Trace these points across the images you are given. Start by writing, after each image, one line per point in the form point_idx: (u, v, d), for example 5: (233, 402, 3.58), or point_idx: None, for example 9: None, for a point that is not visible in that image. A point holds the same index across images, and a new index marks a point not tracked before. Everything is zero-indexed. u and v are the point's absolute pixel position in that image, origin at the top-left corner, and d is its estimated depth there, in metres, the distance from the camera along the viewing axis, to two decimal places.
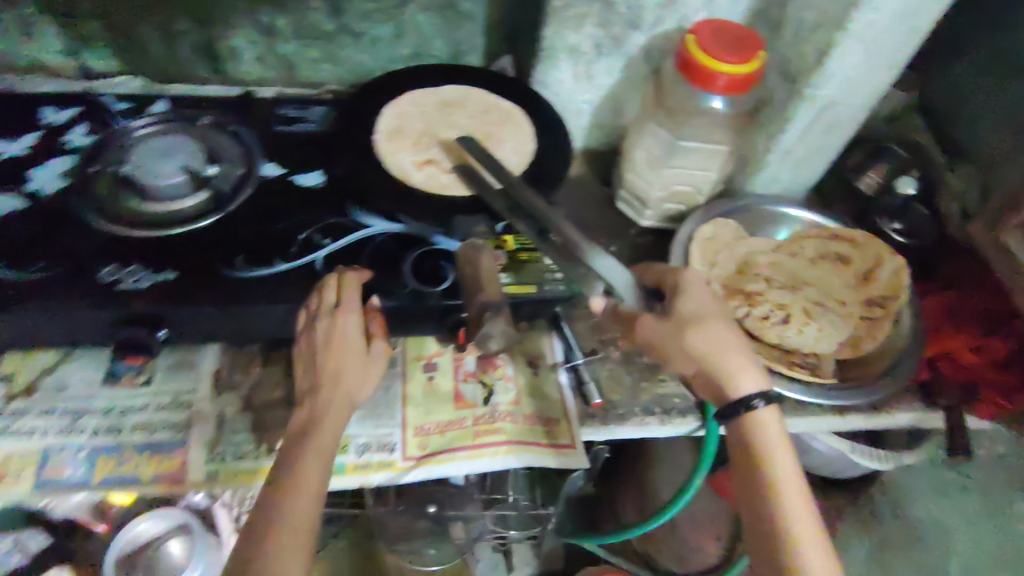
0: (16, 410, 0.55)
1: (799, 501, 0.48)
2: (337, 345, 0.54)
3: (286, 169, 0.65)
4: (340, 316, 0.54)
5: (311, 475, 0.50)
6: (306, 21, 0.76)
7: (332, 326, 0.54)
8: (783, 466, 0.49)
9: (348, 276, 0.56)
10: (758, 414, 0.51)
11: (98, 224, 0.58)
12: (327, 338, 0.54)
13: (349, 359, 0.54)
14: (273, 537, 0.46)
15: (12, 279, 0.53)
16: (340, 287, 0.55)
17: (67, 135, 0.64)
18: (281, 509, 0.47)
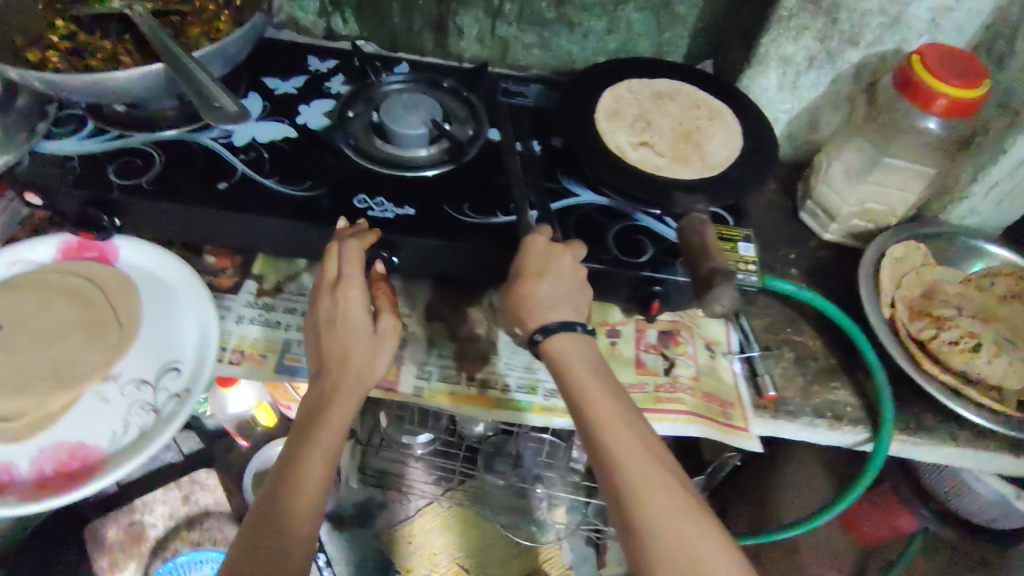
0: (266, 304, 0.65)
1: (600, 394, 0.51)
2: (341, 322, 0.57)
3: (507, 135, 0.71)
4: (343, 294, 0.58)
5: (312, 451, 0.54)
6: (531, 8, 0.83)
7: (342, 306, 0.58)
8: (585, 369, 0.52)
9: (347, 248, 0.58)
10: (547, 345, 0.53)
11: (352, 158, 0.66)
12: (331, 319, 0.57)
13: (351, 337, 0.57)
14: (284, 505, 0.51)
15: (286, 194, 0.63)
16: (342, 258, 0.58)
17: (328, 83, 0.74)
18: (293, 485, 0.52)
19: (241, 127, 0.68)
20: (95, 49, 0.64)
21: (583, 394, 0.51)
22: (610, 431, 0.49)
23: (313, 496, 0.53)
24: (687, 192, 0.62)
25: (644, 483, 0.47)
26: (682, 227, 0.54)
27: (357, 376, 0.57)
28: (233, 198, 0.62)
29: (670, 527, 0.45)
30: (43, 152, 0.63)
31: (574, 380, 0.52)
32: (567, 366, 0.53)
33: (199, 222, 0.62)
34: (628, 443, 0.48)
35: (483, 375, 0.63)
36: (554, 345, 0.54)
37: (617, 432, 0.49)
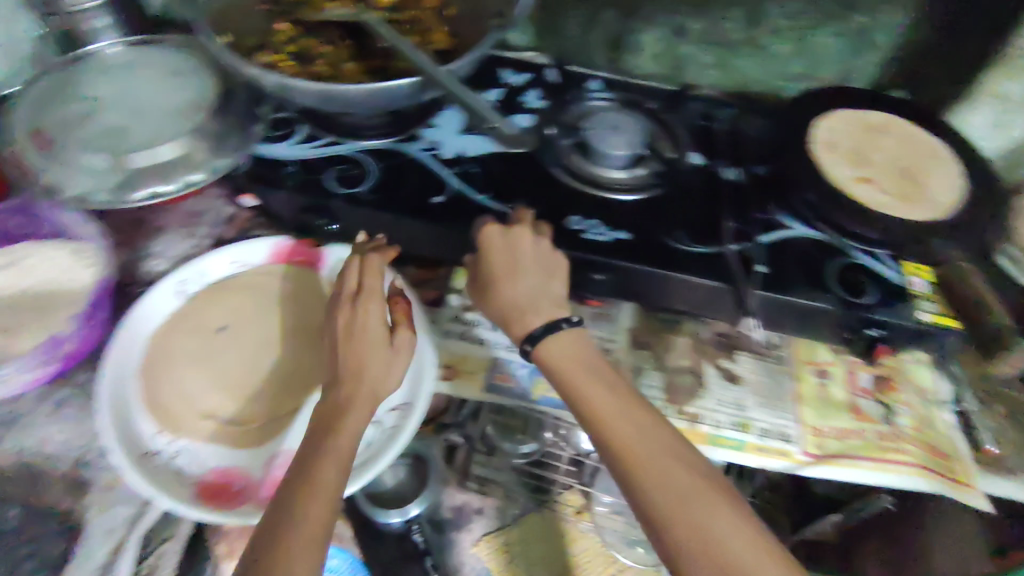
0: (471, 320, 0.64)
1: (588, 389, 0.51)
2: (358, 333, 0.53)
3: (709, 161, 0.68)
4: (362, 306, 0.54)
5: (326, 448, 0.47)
6: (718, 29, 0.81)
7: (361, 322, 0.53)
8: (576, 368, 0.53)
9: (369, 261, 0.57)
10: (540, 352, 0.54)
11: (562, 177, 0.65)
12: (347, 329, 0.53)
13: (367, 343, 0.52)
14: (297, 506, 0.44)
15: (501, 211, 0.62)
16: (363, 273, 0.56)
17: (523, 97, 0.72)
18: (311, 479, 0.45)
19: (448, 140, 0.67)
20: (318, 53, 0.63)
21: (584, 399, 0.51)
22: (614, 428, 0.48)
23: (330, 492, 0.45)
24: (940, 234, 0.60)
25: (654, 475, 0.45)
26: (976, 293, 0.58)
27: (371, 387, 0.51)
28: (451, 212, 0.61)
29: (699, 520, 0.42)
30: (265, 156, 0.63)
31: (572, 384, 0.52)
32: (556, 370, 0.53)
33: (416, 234, 0.62)
34: (631, 436, 0.47)
35: (694, 410, 0.60)
36: (549, 350, 0.54)
37: (619, 426, 0.48)
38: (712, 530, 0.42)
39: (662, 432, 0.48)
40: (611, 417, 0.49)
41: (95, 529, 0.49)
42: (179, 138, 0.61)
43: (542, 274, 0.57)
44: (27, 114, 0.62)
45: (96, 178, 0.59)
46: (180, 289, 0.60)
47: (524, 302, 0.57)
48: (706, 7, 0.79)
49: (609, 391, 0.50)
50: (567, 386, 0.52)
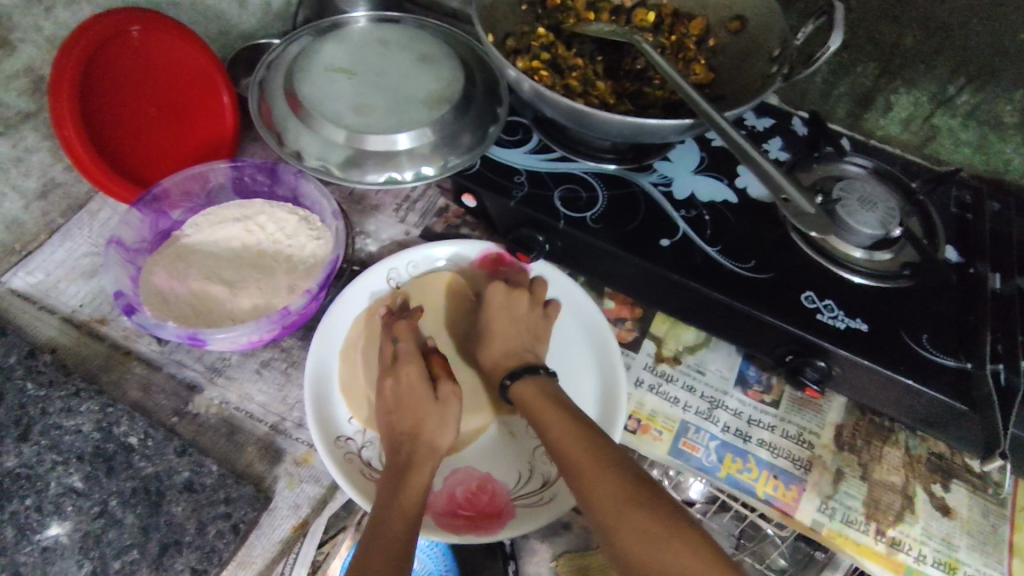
0: (664, 373, 0.60)
1: (556, 420, 0.49)
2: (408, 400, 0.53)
3: (962, 260, 0.62)
4: (401, 369, 0.54)
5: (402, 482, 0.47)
6: (991, 109, 0.72)
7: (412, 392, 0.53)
8: (538, 408, 0.51)
9: (396, 323, 0.57)
10: (517, 392, 0.53)
11: (797, 243, 0.60)
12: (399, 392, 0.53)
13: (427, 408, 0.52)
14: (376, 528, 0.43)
15: (729, 269, 0.58)
16: (397, 335, 0.56)
17: (766, 145, 0.68)
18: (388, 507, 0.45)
19: (681, 178, 0.63)
20: (572, 65, 0.62)
21: (548, 429, 0.49)
22: (571, 453, 0.46)
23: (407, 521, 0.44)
24: None
25: (602, 490, 0.43)
26: None
27: (429, 446, 0.50)
28: (678, 260, 0.57)
29: (648, 547, 0.39)
30: (496, 159, 0.62)
31: (544, 419, 0.50)
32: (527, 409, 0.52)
33: (633, 272, 0.59)
34: (584, 459, 0.45)
35: (895, 533, 0.54)
36: (526, 386, 0.53)
37: (575, 454, 0.46)
38: (659, 545, 0.38)
39: (613, 452, 0.45)
40: (569, 446, 0.46)
41: (283, 502, 0.50)
42: (419, 128, 0.61)
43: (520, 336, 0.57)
44: (285, 74, 0.64)
45: (336, 150, 0.60)
46: (391, 276, 0.60)
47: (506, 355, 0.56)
48: (986, 84, 0.70)
49: (569, 421, 0.48)
50: (536, 425, 0.50)
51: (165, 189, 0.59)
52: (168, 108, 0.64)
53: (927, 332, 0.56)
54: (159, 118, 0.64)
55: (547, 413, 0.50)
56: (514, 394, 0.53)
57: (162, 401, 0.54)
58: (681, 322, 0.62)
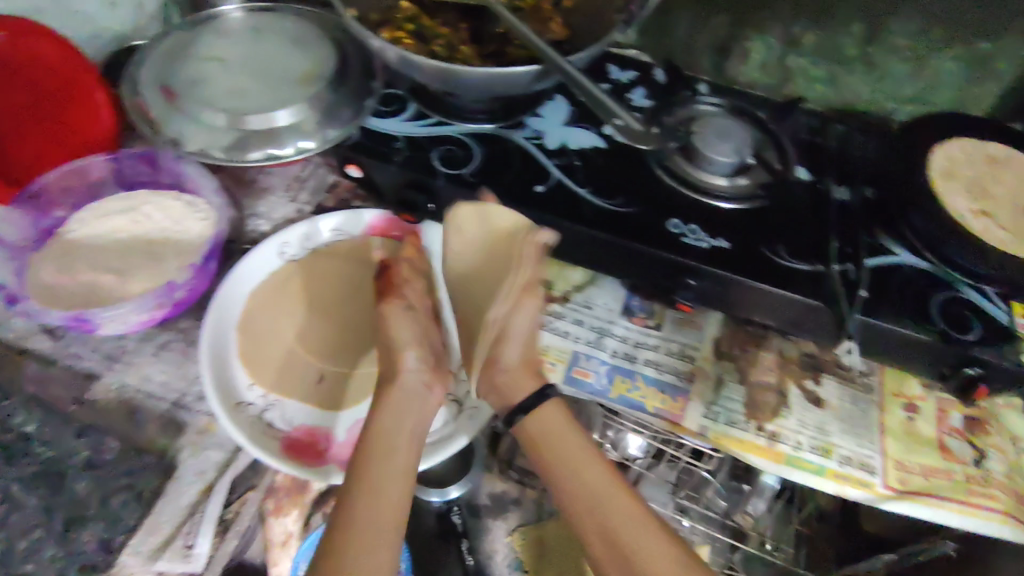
0: (555, 311, 0.64)
1: (589, 459, 0.53)
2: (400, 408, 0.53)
3: (815, 177, 0.67)
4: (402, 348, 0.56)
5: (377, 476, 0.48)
6: (831, 43, 0.79)
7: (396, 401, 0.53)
8: (566, 443, 0.54)
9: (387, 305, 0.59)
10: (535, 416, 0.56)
11: (663, 178, 0.65)
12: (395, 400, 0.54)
13: (409, 408, 0.53)
14: (380, 484, 0.48)
15: (600, 207, 0.62)
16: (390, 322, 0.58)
17: (631, 95, 0.72)
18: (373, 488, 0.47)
19: (552, 130, 0.68)
20: (436, 33, 0.65)
21: (578, 469, 0.52)
22: (594, 487, 0.51)
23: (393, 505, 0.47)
24: None
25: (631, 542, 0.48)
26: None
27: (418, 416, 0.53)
28: (552, 202, 0.61)
29: None
30: (373, 129, 0.65)
31: (574, 453, 0.53)
32: (547, 438, 0.54)
33: None
34: (620, 515, 0.49)
35: (773, 428, 0.60)
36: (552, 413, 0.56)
37: (612, 504, 0.50)
38: None
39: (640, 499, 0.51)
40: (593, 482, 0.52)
41: (188, 469, 0.51)
42: (296, 106, 0.64)
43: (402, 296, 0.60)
44: (159, 70, 0.65)
45: (214, 134, 0.62)
46: (283, 250, 0.62)
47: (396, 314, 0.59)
48: (826, 19, 0.78)
49: (603, 467, 0.52)
50: (558, 459, 0.53)
51: (43, 187, 0.60)
52: (49, 119, 0.66)
53: (781, 245, 0.61)
54: (39, 126, 0.65)
55: (577, 448, 0.54)
56: (538, 425, 0.55)
57: (59, 391, 0.54)
58: (565, 264, 0.65)
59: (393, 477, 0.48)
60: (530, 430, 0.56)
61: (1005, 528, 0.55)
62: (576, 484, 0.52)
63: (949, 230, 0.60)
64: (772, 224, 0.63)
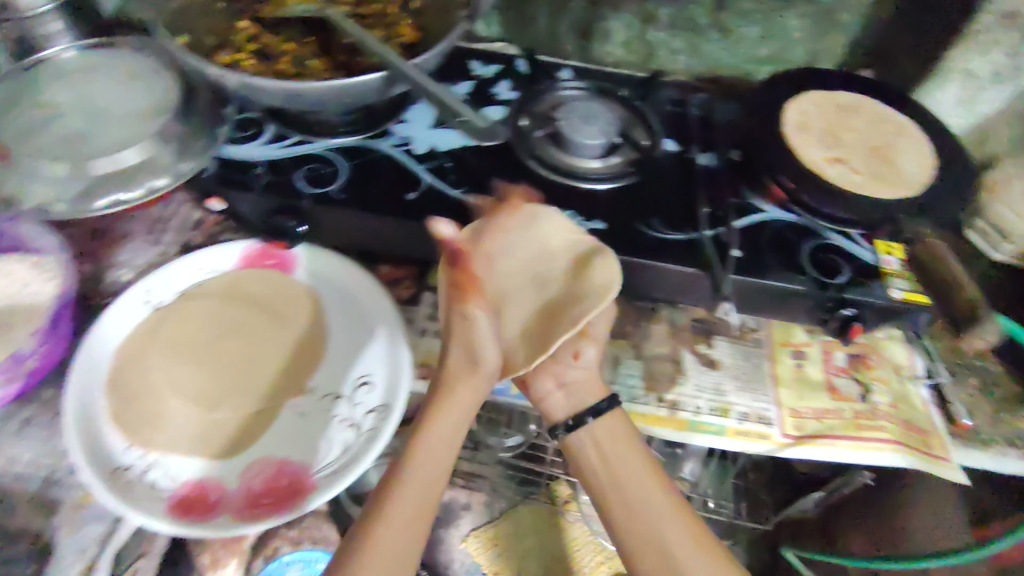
0: None
1: (646, 471, 0.51)
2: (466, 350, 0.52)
3: (683, 147, 0.69)
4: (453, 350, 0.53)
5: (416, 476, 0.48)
6: (686, 14, 0.81)
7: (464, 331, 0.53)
8: (624, 453, 0.52)
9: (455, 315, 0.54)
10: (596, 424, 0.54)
11: (534, 167, 0.65)
12: (452, 335, 0.53)
13: (459, 402, 0.52)
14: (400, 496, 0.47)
15: (473, 206, 0.61)
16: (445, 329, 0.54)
17: (496, 88, 0.72)
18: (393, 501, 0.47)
19: (418, 134, 0.66)
20: (281, 50, 0.62)
21: (632, 481, 0.50)
22: (648, 499, 0.49)
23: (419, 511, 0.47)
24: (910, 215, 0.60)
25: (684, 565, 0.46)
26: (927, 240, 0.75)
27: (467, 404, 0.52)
28: (424, 208, 0.60)
29: None
30: (230, 158, 0.62)
31: (629, 462, 0.51)
32: (599, 442, 0.53)
33: (388, 233, 0.61)
34: (675, 535, 0.47)
35: (674, 397, 0.61)
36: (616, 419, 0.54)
37: (669, 524, 0.48)
38: None
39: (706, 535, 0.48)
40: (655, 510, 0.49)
41: (68, 548, 0.50)
42: (143, 142, 0.60)
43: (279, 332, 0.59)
44: None
45: (59, 185, 0.57)
46: (148, 299, 0.59)
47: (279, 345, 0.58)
48: None
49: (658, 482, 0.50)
50: (611, 467, 0.52)
51: None
52: None
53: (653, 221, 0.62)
54: None
55: (632, 457, 0.52)
56: (595, 432, 0.53)
57: None
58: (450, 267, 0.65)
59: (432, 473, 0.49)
60: (589, 435, 0.54)
61: (898, 455, 0.57)
62: (629, 498, 0.49)
63: (811, 181, 0.62)
64: (645, 199, 0.64)
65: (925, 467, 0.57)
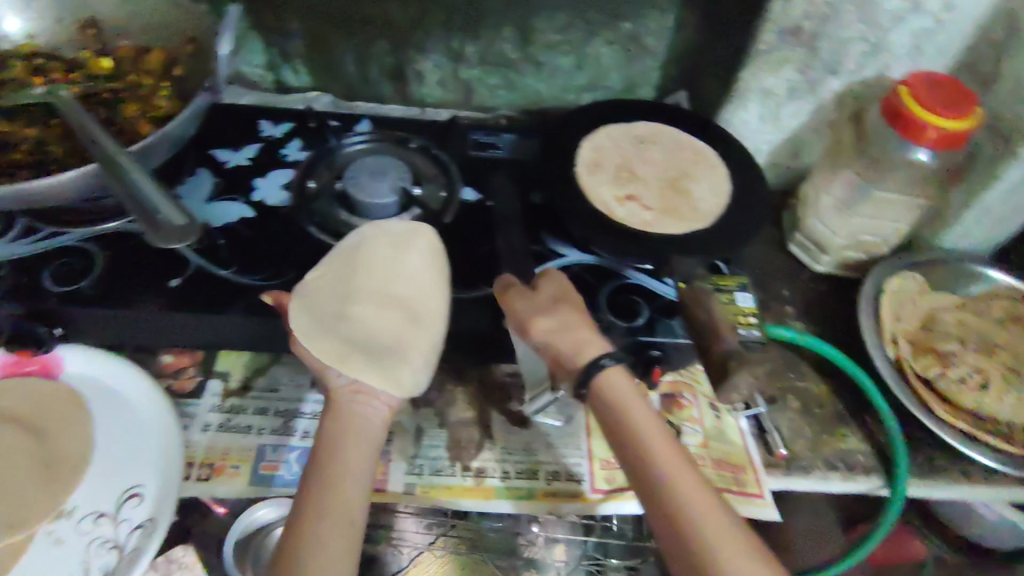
0: (233, 406, 0.59)
1: (666, 447, 0.45)
2: (353, 420, 0.49)
3: (482, 196, 0.68)
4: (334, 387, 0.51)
5: (343, 481, 0.45)
6: (494, 50, 0.80)
7: (355, 412, 0.49)
8: (637, 406, 0.47)
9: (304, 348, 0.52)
10: (607, 378, 0.49)
11: (316, 235, 0.61)
12: (329, 412, 0.49)
13: (348, 417, 0.49)
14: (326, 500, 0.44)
15: (247, 285, 0.57)
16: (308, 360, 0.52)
17: (284, 150, 0.69)
18: (320, 501, 0.44)
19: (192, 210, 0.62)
20: (20, 138, 0.57)
21: (648, 448, 0.45)
22: (671, 467, 0.44)
23: (344, 530, 0.43)
24: (685, 254, 0.58)
25: (721, 538, 0.41)
26: (747, 261, 0.76)
27: (362, 438, 0.48)
28: (189, 295, 0.56)
29: None
30: None
31: (637, 418, 0.47)
32: (613, 400, 0.48)
33: (156, 324, 0.56)
34: (705, 504, 0.42)
35: (479, 463, 0.58)
36: (607, 379, 0.49)
37: (696, 489, 0.43)
38: None
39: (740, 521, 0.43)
40: (683, 482, 0.43)
41: None
42: None
43: (38, 450, 0.54)
44: None
45: None
46: None
47: (38, 467, 0.53)
48: (477, 30, 0.77)
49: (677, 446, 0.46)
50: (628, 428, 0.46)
51: None
52: None
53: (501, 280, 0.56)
54: None
55: (643, 419, 0.46)
56: (604, 386, 0.49)
57: None
58: (237, 350, 0.61)
59: (350, 497, 0.44)
60: (601, 392, 0.49)
61: None
62: (642, 456, 0.45)
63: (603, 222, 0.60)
64: None
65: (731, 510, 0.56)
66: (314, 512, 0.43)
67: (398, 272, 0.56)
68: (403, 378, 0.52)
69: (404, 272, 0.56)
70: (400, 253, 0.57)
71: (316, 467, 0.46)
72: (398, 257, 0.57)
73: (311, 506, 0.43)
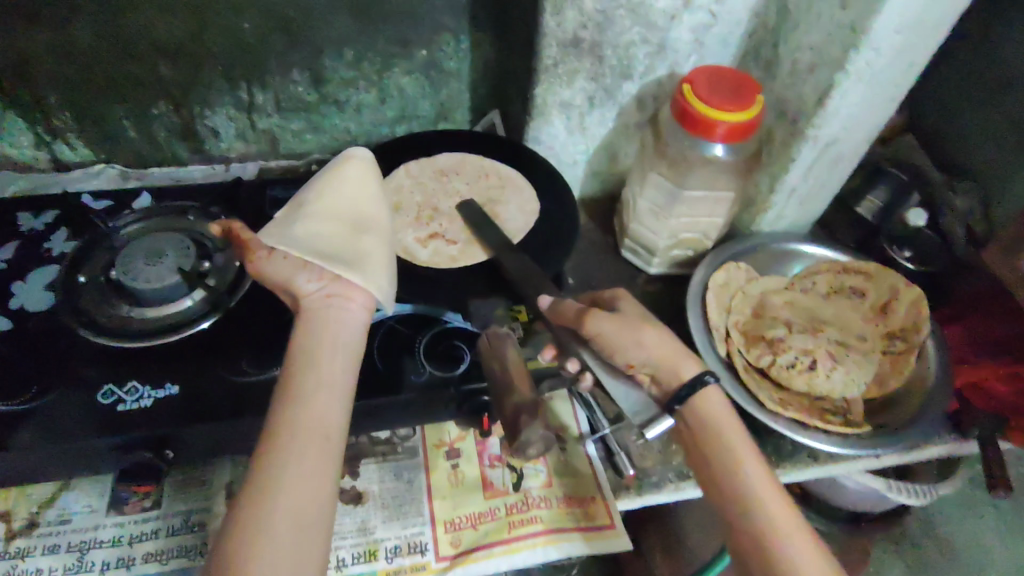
0: (18, 550, 0.52)
1: (754, 464, 0.46)
2: (329, 325, 0.47)
3: None
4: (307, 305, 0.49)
5: (319, 391, 0.43)
6: (287, 95, 0.74)
7: (330, 316, 0.48)
8: (731, 428, 0.47)
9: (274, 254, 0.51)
10: (710, 393, 0.49)
11: (87, 336, 0.54)
12: (304, 321, 0.48)
13: (327, 319, 0.47)
14: (301, 411, 0.42)
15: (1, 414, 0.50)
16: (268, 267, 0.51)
17: (48, 243, 0.61)
18: (296, 411, 0.41)
19: None
20: None
21: (736, 463, 0.46)
22: (754, 484, 0.45)
23: (320, 437, 0.41)
24: (481, 296, 0.58)
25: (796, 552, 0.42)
26: (584, 275, 0.74)
27: (335, 338, 0.46)
28: None
29: None
30: None
31: (722, 441, 0.47)
32: (709, 417, 0.48)
33: None
34: (784, 520, 0.43)
35: None
36: (709, 403, 0.49)
37: (774, 505, 0.44)
38: None
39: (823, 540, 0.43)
40: (765, 498, 0.44)
41: None
42: None
43: None
44: None
45: None
46: None
47: None
48: (262, 77, 0.72)
49: (761, 466, 0.46)
50: (710, 440, 0.47)
51: None
52: None
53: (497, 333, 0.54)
54: None
55: (731, 439, 0.47)
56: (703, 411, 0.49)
57: None
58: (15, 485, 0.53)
59: (326, 405, 0.42)
60: (701, 412, 0.49)
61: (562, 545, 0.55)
62: (721, 468, 0.46)
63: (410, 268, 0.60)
64: (231, 332, 0.57)
65: (583, 551, 0.54)
66: (290, 422, 0.41)
67: (345, 196, 0.57)
68: (375, 278, 0.52)
69: (351, 195, 0.57)
70: (347, 180, 0.58)
71: (291, 373, 0.44)
72: (345, 184, 0.57)
73: (287, 411, 0.41)
